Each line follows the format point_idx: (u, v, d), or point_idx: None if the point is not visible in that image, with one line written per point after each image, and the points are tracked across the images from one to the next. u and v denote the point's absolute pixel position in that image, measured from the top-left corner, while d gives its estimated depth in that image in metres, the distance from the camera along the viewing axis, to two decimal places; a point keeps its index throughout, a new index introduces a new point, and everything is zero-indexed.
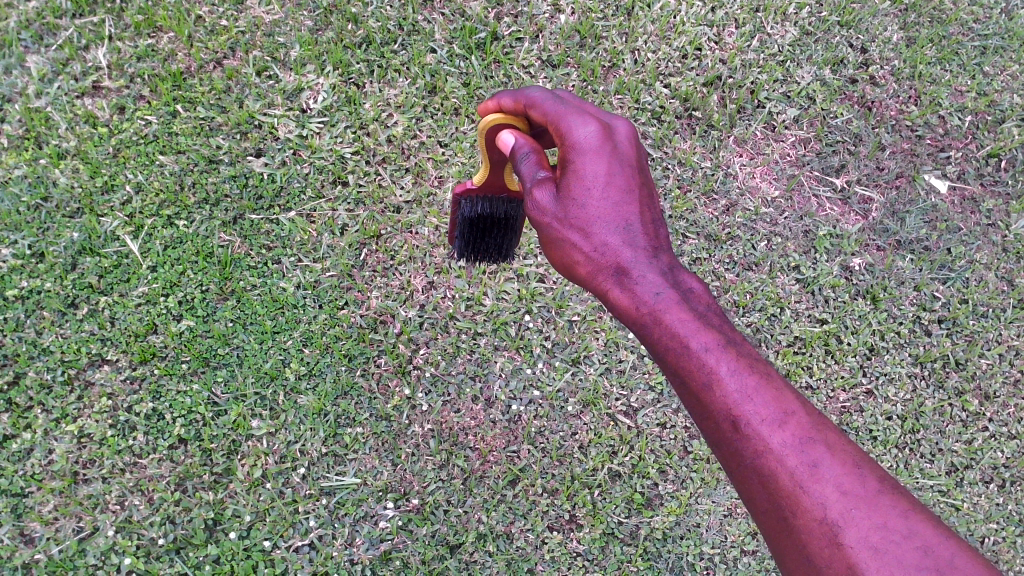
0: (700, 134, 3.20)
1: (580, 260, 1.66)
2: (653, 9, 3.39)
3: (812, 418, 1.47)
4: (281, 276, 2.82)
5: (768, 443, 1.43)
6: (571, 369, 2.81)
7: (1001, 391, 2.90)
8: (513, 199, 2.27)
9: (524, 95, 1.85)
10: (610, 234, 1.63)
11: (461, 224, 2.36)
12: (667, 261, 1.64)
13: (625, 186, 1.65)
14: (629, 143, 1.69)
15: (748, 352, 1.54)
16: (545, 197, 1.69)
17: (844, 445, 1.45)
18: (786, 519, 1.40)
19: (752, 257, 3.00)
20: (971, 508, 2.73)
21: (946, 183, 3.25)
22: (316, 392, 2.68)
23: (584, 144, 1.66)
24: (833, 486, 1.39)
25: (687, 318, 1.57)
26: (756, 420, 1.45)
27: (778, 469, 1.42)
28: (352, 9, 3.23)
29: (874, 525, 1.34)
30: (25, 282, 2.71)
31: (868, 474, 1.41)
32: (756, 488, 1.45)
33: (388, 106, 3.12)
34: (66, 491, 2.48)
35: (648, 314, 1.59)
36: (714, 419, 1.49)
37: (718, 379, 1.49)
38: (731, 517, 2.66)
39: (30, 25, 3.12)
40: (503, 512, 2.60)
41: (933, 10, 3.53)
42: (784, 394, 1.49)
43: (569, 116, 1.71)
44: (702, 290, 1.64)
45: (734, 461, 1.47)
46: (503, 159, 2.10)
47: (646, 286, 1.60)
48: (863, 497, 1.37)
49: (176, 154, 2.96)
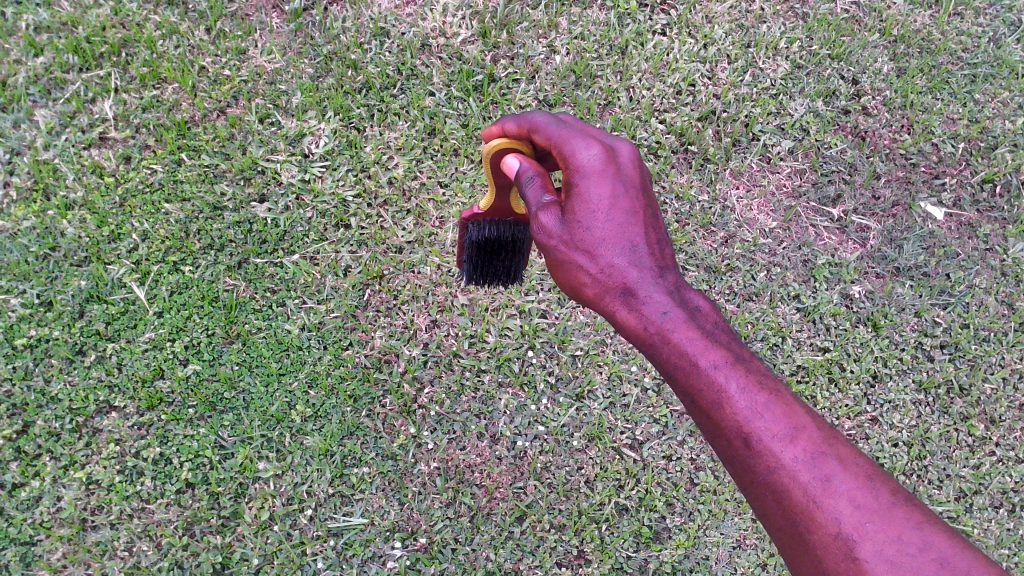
0: (697, 168, 3.24)
1: (587, 282, 1.69)
2: (647, 48, 3.46)
3: (823, 432, 1.48)
4: (286, 318, 2.85)
5: (780, 459, 1.45)
6: (575, 405, 2.82)
7: (1006, 415, 2.90)
8: (520, 221, 2.31)
9: (528, 121, 1.89)
10: (616, 254, 1.66)
11: (468, 248, 2.41)
12: (674, 280, 1.66)
13: (629, 207, 1.67)
14: (632, 165, 1.72)
15: (757, 369, 1.56)
16: (550, 221, 1.72)
17: (856, 458, 1.47)
18: (802, 535, 1.41)
19: (752, 287, 3.02)
20: (982, 533, 2.72)
21: (942, 209, 3.28)
22: (322, 433, 2.69)
23: (587, 166, 1.69)
24: (846, 500, 1.40)
25: (694, 335, 1.59)
26: (767, 436, 1.47)
27: (791, 484, 1.43)
28: (352, 55, 3.31)
29: (889, 538, 1.35)
30: (33, 331, 2.75)
31: (882, 488, 1.42)
32: (770, 504, 1.46)
33: (388, 149, 3.18)
34: (74, 538, 2.49)
35: (656, 334, 1.61)
36: (725, 436, 1.51)
37: (728, 396, 1.51)
38: (740, 549, 2.65)
39: (37, 79, 3.19)
40: (511, 549, 2.60)
41: (922, 41, 3.59)
42: (794, 409, 1.51)
43: (571, 139, 1.74)
44: (708, 308, 1.66)
45: (747, 477, 1.49)
46: (509, 181, 2.12)
47: (652, 305, 1.63)
48: (877, 511, 1.39)
49: (181, 202, 3.01)
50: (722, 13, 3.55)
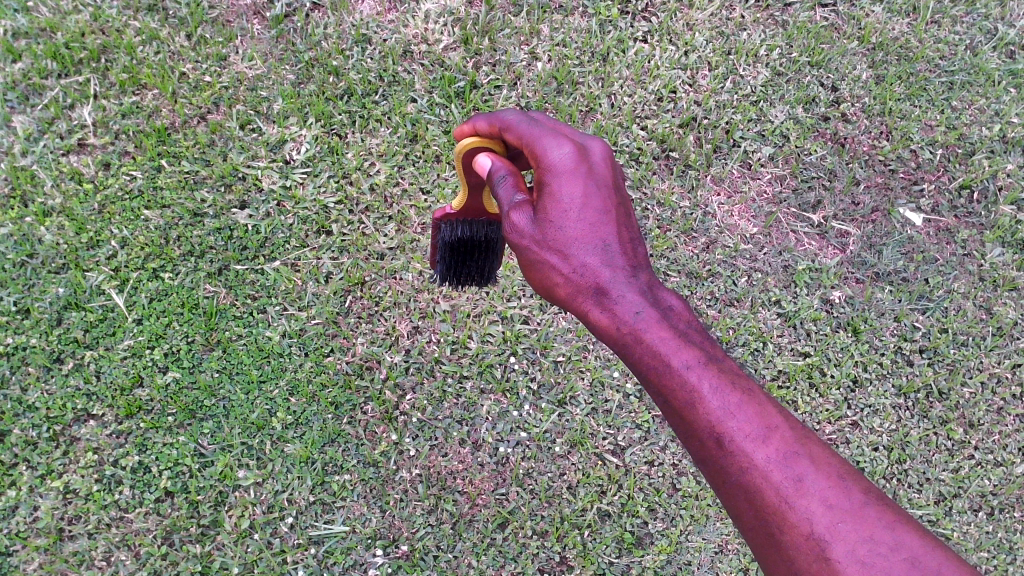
0: (678, 174, 3.26)
1: (559, 282, 1.69)
2: (628, 55, 3.47)
3: (795, 432, 1.48)
4: (266, 325, 2.84)
5: (753, 460, 1.45)
6: (558, 410, 2.81)
7: (985, 418, 2.92)
8: (493, 221, 2.33)
9: (499, 119, 1.89)
10: (588, 254, 1.66)
11: (442, 249, 2.42)
12: (646, 279, 1.67)
13: (601, 206, 1.67)
14: (604, 164, 1.73)
15: (730, 368, 1.57)
16: (523, 219, 1.72)
17: (829, 457, 1.47)
18: (774, 536, 1.42)
19: (733, 293, 3.04)
20: (961, 537, 2.74)
21: (921, 215, 3.31)
22: (303, 440, 2.68)
23: (559, 165, 1.69)
24: (819, 500, 1.40)
25: (666, 335, 1.60)
26: (739, 436, 1.47)
27: (763, 485, 1.43)
28: (334, 61, 3.30)
29: (860, 538, 1.36)
30: (10, 338, 2.72)
31: (854, 487, 1.43)
32: (742, 504, 1.46)
33: (370, 156, 3.18)
34: (50, 548, 2.46)
35: (629, 334, 1.62)
36: (698, 437, 1.51)
37: (700, 397, 1.52)
38: (722, 554, 2.65)
39: (15, 85, 3.16)
40: (494, 556, 2.59)
41: (901, 48, 3.63)
42: (766, 409, 1.51)
43: (543, 138, 1.74)
44: (681, 307, 1.67)
45: (720, 478, 1.49)
46: (481, 181, 2.15)
47: (625, 305, 1.63)
48: (849, 510, 1.39)
49: (161, 208, 2.99)
50: (703, 20, 3.57)
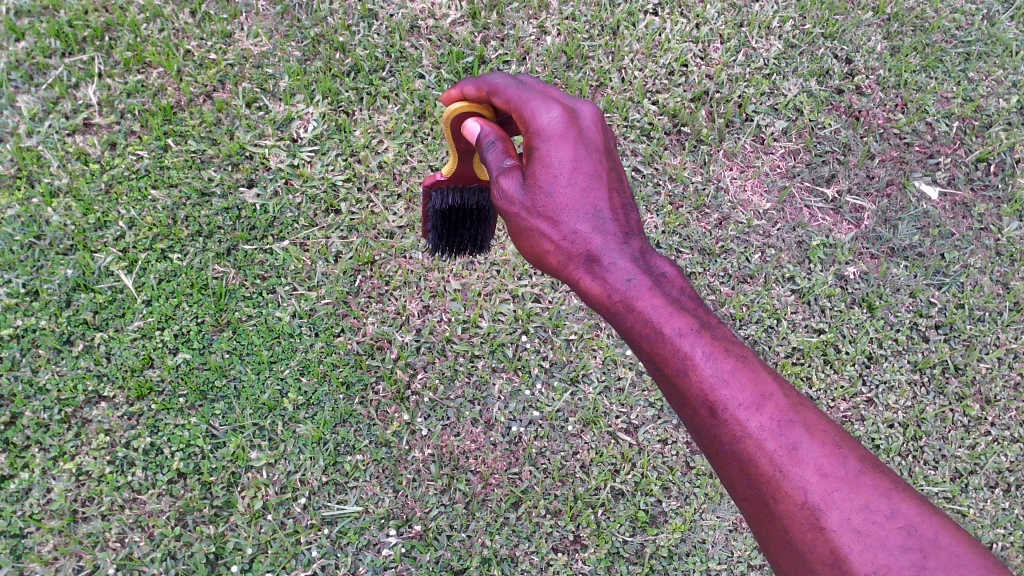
0: (690, 149, 3.21)
1: (550, 249, 1.66)
2: (638, 28, 3.41)
3: (790, 399, 1.43)
4: (276, 305, 2.82)
5: (746, 428, 1.40)
6: (570, 389, 2.79)
7: (1002, 394, 2.89)
8: (484, 188, 2.33)
9: (487, 83, 1.86)
10: (578, 221, 1.63)
11: (433, 217, 2.41)
12: (639, 246, 1.63)
13: (592, 171, 1.65)
14: (595, 128, 1.70)
15: (723, 335, 1.52)
16: (512, 186, 1.70)
17: (823, 425, 1.42)
18: (769, 505, 1.37)
19: (746, 269, 3.00)
20: (978, 513, 2.72)
21: (936, 189, 3.26)
22: (314, 421, 2.67)
23: (549, 129, 1.67)
24: (814, 468, 1.36)
25: (658, 302, 1.55)
26: (733, 404, 1.42)
27: (757, 453, 1.39)
28: (340, 37, 3.26)
29: (856, 506, 1.32)
30: (20, 320, 2.71)
31: (850, 455, 1.38)
32: (735, 473, 1.42)
33: (378, 133, 3.13)
34: (65, 530, 2.46)
35: (621, 302, 1.57)
36: (691, 405, 1.46)
37: (693, 364, 1.47)
38: (736, 532, 2.64)
39: (19, 64, 3.13)
40: (507, 536, 2.58)
41: (916, 19, 3.56)
42: (760, 376, 1.46)
43: (532, 102, 1.72)
44: (674, 274, 1.62)
45: (713, 446, 1.44)
46: (470, 147, 2.15)
47: (616, 272, 1.60)
48: (844, 478, 1.35)
49: (169, 188, 2.96)
50: None
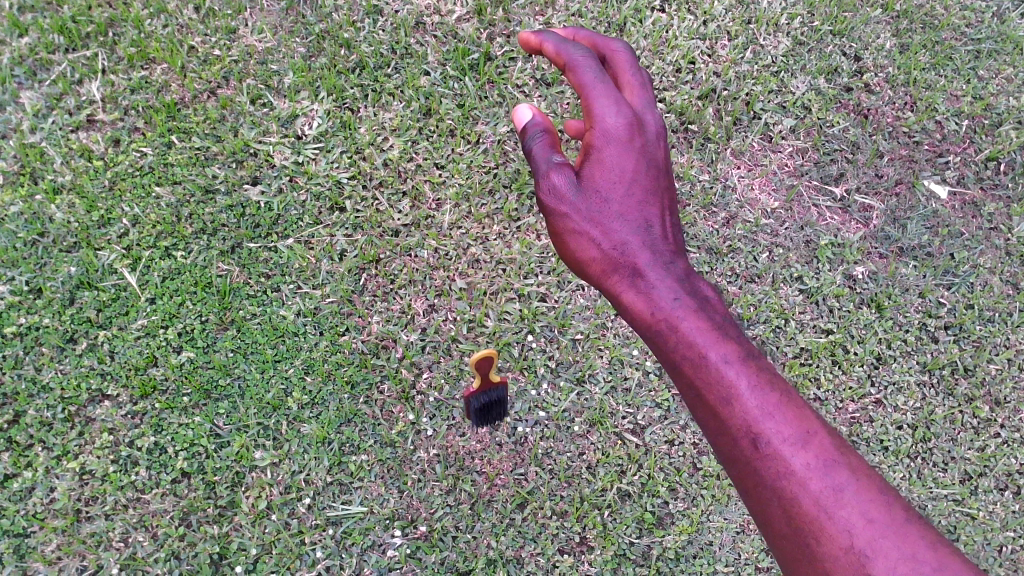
0: (697, 147, 3.18)
1: (595, 258, 1.69)
2: (645, 24, 3.37)
3: (835, 440, 1.45)
4: (281, 303, 2.80)
5: (790, 465, 1.41)
6: (577, 389, 2.78)
7: (1011, 396, 2.87)
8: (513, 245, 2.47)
9: (566, 54, 1.80)
10: (630, 232, 1.67)
11: None
12: (685, 269, 1.67)
13: (648, 186, 1.69)
14: (657, 141, 1.72)
15: (771, 371, 1.53)
16: (564, 183, 1.70)
17: (867, 470, 1.43)
18: (807, 549, 1.37)
19: (754, 269, 2.98)
20: (988, 516, 2.70)
21: (945, 188, 3.22)
22: (319, 420, 2.65)
23: (611, 129, 1.69)
24: (860, 512, 1.35)
25: (705, 328, 1.57)
26: (777, 438, 1.43)
27: (801, 492, 1.38)
28: (345, 34, 3.23)
29: (902, 554, 1.31)
30: (23, 318, 2.69)
31: (895, 503, 1.38)
32: (775, 513, 1.41)
33: (383, 131, 3.11)
34: (68, 529, 2.45)
35: (665, 320, 1.60)
36: (733, 436, 1.47)
37: (738, 394, 1.47)
38: (743, 534, 2.63)
39: (22, 60, 3.10)
40: (513, 537, 2.56)
41: (925, 16, 3.53)
42: (805, 412, 1.48)
43: (598, 97, 1.72)
44: (718, 302, 1.65)
45: (754, 484, 1.44)
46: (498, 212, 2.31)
47: (663, 293, 1.62)
48: (891, 525, 1.34)
49: (173, 185, 2.94)
50: None
